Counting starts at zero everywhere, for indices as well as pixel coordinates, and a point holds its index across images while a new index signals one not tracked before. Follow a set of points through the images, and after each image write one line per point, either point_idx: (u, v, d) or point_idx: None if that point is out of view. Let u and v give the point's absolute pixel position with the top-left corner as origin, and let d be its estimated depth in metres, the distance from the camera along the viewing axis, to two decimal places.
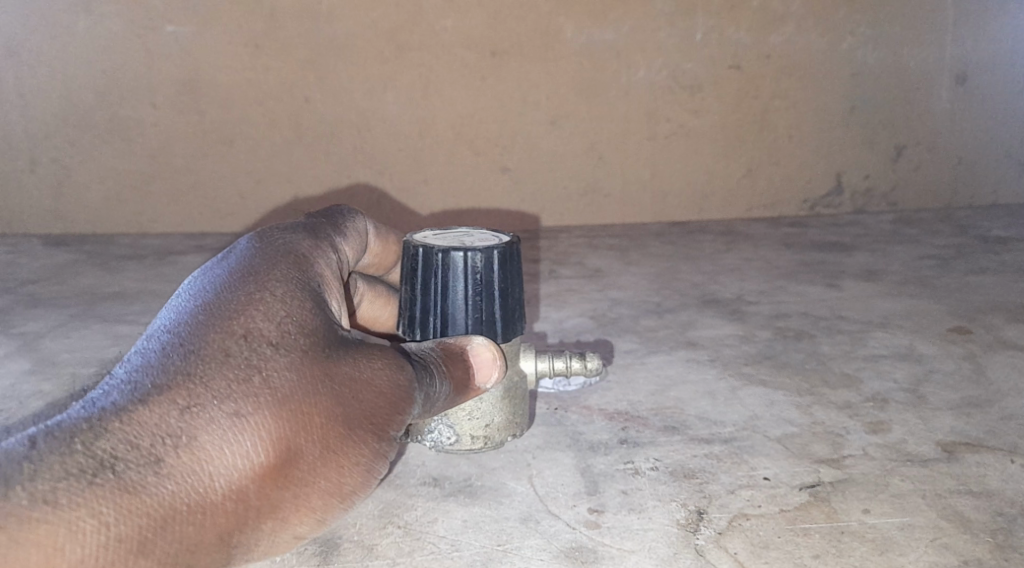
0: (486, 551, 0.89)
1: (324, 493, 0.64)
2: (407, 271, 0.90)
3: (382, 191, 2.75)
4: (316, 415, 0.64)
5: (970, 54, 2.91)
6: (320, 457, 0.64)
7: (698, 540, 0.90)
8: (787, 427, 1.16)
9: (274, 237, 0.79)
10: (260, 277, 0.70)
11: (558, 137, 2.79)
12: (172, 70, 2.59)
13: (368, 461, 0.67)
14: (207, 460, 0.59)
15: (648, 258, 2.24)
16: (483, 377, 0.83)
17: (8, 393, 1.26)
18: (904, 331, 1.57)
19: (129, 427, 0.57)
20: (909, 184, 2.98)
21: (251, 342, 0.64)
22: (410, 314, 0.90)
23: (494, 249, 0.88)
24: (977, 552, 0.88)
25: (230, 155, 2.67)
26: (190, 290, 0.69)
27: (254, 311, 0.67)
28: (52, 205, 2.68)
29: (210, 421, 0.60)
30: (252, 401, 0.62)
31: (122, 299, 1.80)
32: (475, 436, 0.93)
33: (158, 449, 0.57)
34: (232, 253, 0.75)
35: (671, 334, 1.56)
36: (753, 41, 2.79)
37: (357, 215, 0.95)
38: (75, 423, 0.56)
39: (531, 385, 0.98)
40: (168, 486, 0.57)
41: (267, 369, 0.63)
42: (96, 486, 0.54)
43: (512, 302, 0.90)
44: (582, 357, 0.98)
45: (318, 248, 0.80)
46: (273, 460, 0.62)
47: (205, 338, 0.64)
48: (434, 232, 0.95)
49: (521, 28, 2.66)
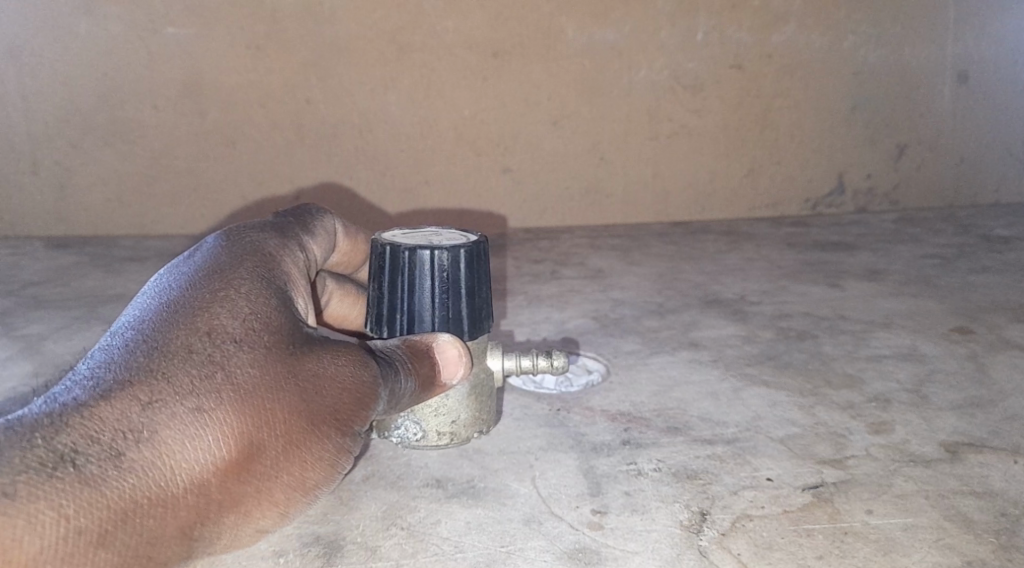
0: (490, 552, 0.89)
1: (286, 487, 0.66)
2: (375, 270, 0.91)
3: (383, 191, 2.75)
4: (279, 411, 0.66)
5: (971, 53, 2.90)
6: (282, 452, 0.66)
7: (702, 540, 0.90)
8: (790, 428, 1.16)
9: (241, 235, 0.82)
10: (226, 276, 0.73)
11: (560, 137, 2.79)
12: (174, 71, 2.60)
13: (331, 457, 0.69)
14: (169, 454, 0.60)
15: (650, 259, 2.25)
16: (448, 374, 0.84)
17: (12, 396, 1.26)
18: (907, 332, 1.57)
19: (91, 421, 0.59)
20: (910, 183, 2.98)
21: (214, 338, 0.67)
22: (378, 312, 0.91)
23: (460, 248, 0.88)
24: (981, 553, 0.88)
25: (232, 157, 2.68)
26: (155, 288, 0.72)
27: (218, 308, 0.69)
28: (55, 207, 2.68)
29: (172, 416, 0.61)
30: (215, 396, 0.64)
31: (125, 301, 1.80)
32: (442, 433, 0.93)
33: (120, 443, 0.59)
34: (198, 251, 0.78)
35: (673, 334, 1.56)
36: (753, 40, 2.78)
37: (325, 214, 0.97)
38: (36, 417, 0.57)
39: (498, 382, 0.97)
40: (129, 480, 0.58)
41: (230, 366, 0.65)
42: (57, 480, 0.55)
43: (479, 300, 0.90)
44: (548, 355, 0.94)
45: (285, 247, 0.83)
46: (236, 455, 0.63)
47: (169, 335, 0.66)
48: (404, 230, 0.95)
49: (523, 29, 2.66)
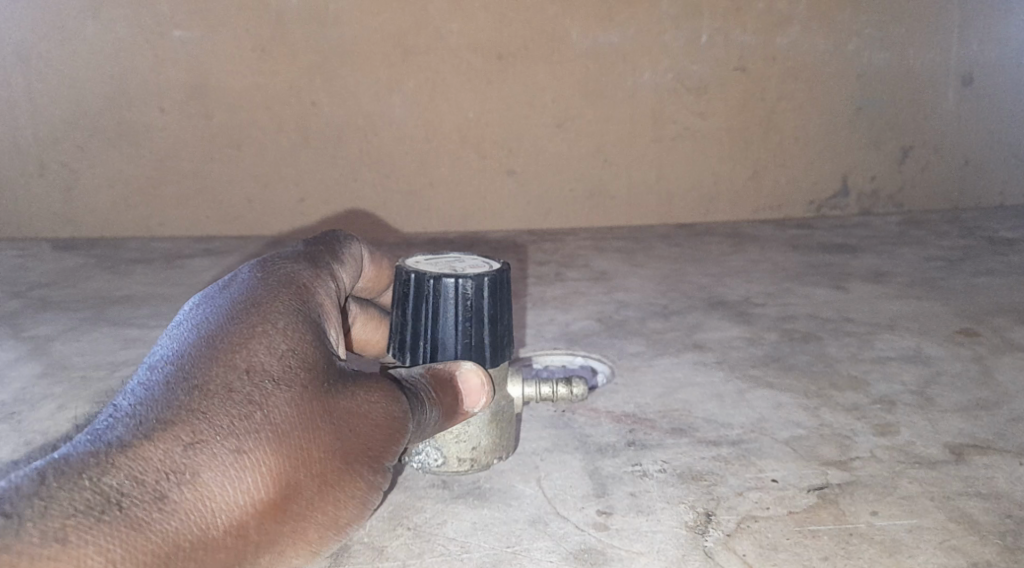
0: (495, 552, 0.89)
1: (319, 526, 0.68)
2: (399, 296, 0.94)
3: (388, 193, 2.76)
4: (314, 451, 0.68)
5: (977, 55, 2.90)
6: (317, 491, 0.68)
7: (708, 541, 0.90)
8: (795, 430, 1.16)
9: (275, 265, 0.85)
10: (262, 309, 0.75)
11: (565, 139, 2.80)
12: (180, 74, 2.60)
13: (363, 495, 0.71)
14: (210, 495, 0.62)
15: (654, 260, 2.25)
16: (471, 403, 0.86)
17: (20, 398, 1.27)
18: (912, 333, 1.57)
19: (135, 462, 0.61)
20: (915, 185, 2.98)
21: (253, 376, 0.69)
22: (401, 338, 0.94)
23: (484, 277, 0.92)
24: (986, 554, 0.88)
25: (239, 159, 2.69)
26: (192, 319, 0.75)
27: (256, 344, 0.71)
28: (62, 208, 2.69)
29: (213, 457, 0.64)
30: (253, 437, 0.66)
31: (132, 303, 1.81)
32: (462, 459, 0.96)
33: (163, 485, 0.61)
34: (234, 280, 0.81)
35: (677, 336, 1.57)
36: (758, 43, 2.79)
37: (353, 241, 0.99)
38: (83, 457, 0.60)
39: (518, 409, 1.01)
40: (171, 523, 0.60)
41: (269, 405, 0.68)
42: (104, 523, 0.57)
43: (501, 327, 0.94)
44: (568, 384, 1.01)
45: (318, 276, 0.86)
46: (273, 496, 0.65)
47: (209, 372, 0.69)
48: (427, 258, 0.99)
49: (528, 32, 2.67)
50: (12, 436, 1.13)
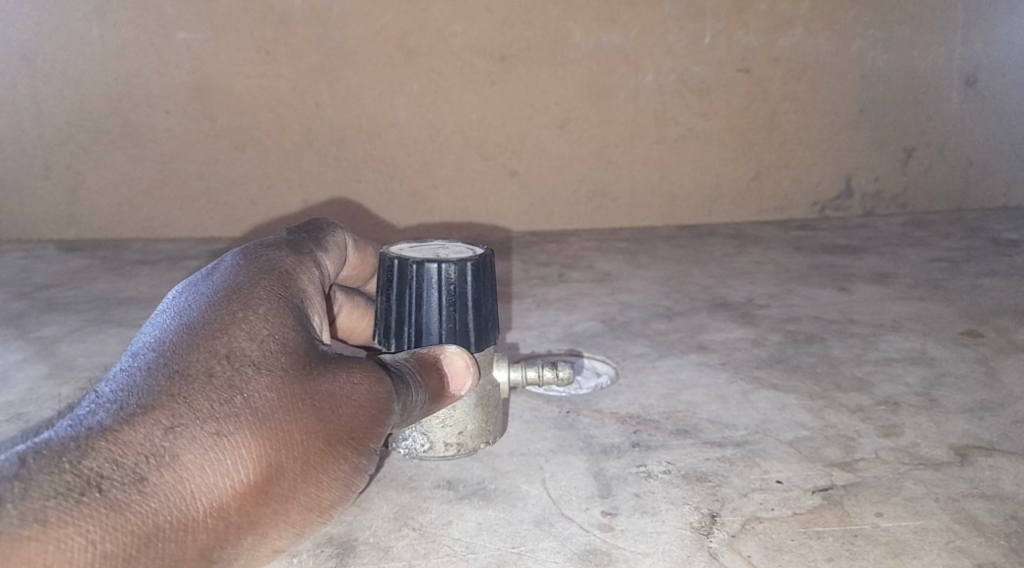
0: (501, 553, 0.89)
1: (303, 508, 0.70)
2: (384, 283, 0.94)
3: (392, 195, 2.77)
4: (296, 433, 0.70)
5: (981, 56, 2.90)
6: (301, 474, 0.70)
7: (712, 543, 0.90)
8: (800, 431, 1.16)
9: (258, 254, 0.87)
10: (243, 297, 0.77)
11: (568, 140, 2.80)
12: (184, 76, 2.61)
13: (347, 476, 0.73)
14: (190, 478, 0.64)
15: (657, 261, 2.25)
16: (458, 385, 0.88)
17: (27, 399, 1.27)
18: (916, 334, 1.57)
19: (115, 446, 0.63)
20: (919, 185, 2.98)
21: (233, 362, 0.71)
22: (386, 324, 0.94)
23: (466, 262, 0.92)
24: (992, 555, 0.88)
25: (243, 160, 2.69)
26: (174, 308, 0.77)
27: (236, 331, 0.74)
28: (67, 210, 2.70)
29: (193, 440, 0.66)
30: (232, 420, 0.68)
31: (137, 305, 1.81)
32: (448, 443, 0.96)
33: (142, 468, 0.63)
34: (217, 270, 0.83)
35: (681, 337, 1.57)
36: (761, 44, 2.78)
37: (336, 229, 1.00)
38: (63, 441, 0.62)
39: (504, 394, 1.01)
40: (152, 504, 0.62)
41: (250, 389, 0.70)
42: (83, 505, 0.59)
43: (485, 313, 0.94)
44: (554, 367, 0.99)
45: (301, 264, 0.88)
46: (256, 478, 0.67)
47: (190, 360, 0.71)
48: (411, 244, 0.99)
49: (530, 34, 2.67)
50: (21, 434, 1.14)
